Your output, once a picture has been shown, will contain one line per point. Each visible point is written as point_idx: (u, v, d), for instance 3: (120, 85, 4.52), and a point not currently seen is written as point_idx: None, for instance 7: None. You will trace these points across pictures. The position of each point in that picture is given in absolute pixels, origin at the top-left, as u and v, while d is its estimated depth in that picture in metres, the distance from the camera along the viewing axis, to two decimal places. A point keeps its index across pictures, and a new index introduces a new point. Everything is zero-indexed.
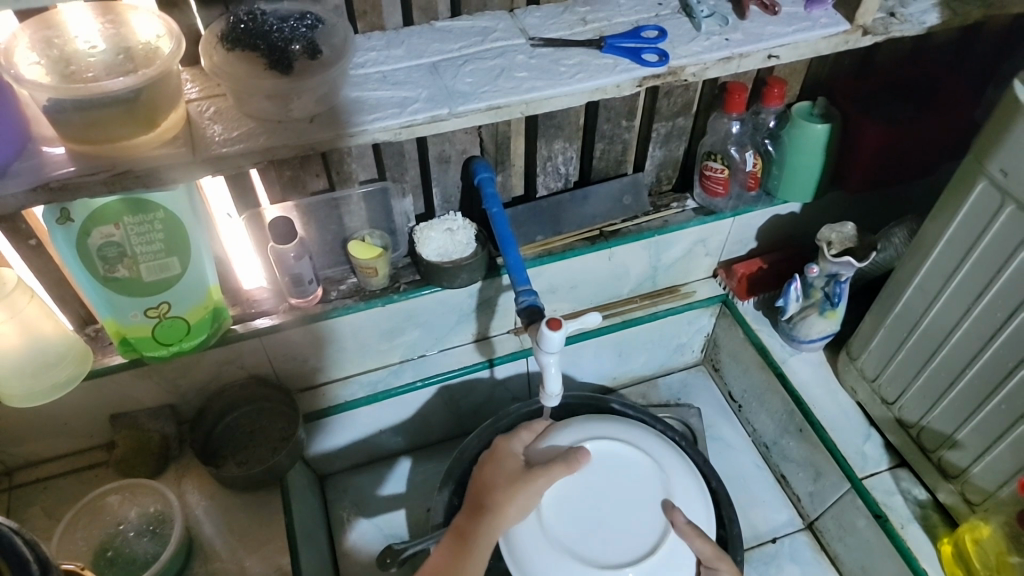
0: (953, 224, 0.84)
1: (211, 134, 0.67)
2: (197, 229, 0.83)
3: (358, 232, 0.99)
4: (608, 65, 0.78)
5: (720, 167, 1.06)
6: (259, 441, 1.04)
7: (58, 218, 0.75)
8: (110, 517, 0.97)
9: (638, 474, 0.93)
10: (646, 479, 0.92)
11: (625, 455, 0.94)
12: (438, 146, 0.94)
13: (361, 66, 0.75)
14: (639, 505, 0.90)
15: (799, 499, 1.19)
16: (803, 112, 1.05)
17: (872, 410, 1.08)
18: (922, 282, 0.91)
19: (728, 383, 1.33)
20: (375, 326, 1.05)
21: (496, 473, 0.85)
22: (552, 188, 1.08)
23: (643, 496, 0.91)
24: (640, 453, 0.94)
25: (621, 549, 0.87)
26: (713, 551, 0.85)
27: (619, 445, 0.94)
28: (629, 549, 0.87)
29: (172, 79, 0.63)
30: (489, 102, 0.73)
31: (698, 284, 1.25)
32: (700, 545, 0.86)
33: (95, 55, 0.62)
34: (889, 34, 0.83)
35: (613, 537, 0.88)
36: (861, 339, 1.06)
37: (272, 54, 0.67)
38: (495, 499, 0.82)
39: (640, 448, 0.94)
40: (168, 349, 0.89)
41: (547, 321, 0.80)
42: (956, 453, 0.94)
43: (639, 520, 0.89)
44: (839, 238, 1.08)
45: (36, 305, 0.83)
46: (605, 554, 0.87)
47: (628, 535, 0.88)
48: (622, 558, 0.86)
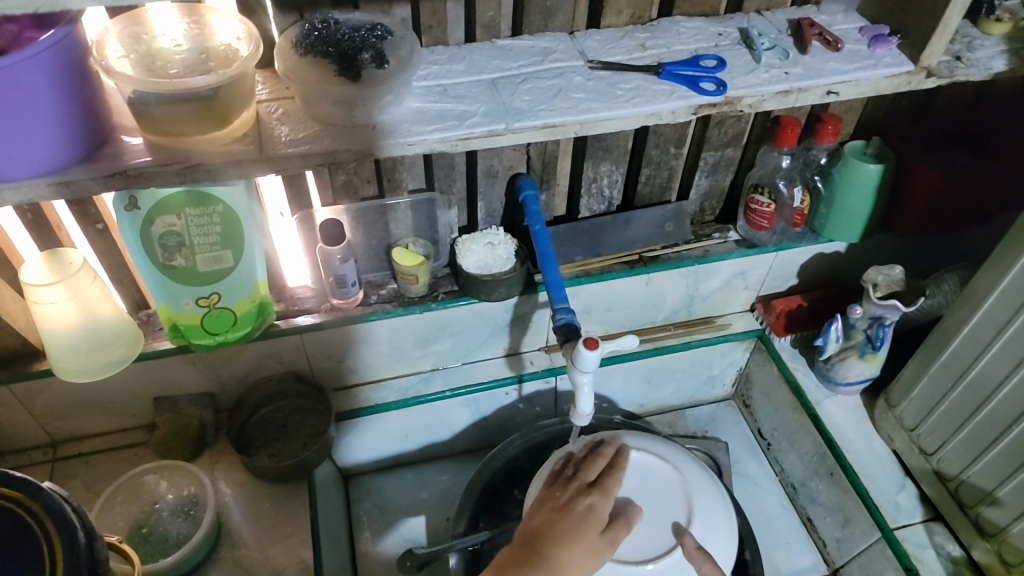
0: (1009, 275, 0.83)
1: (278, 135, 0.70)
2: (252, 223, 0.86)
3: (403, 239, 1.01)
4: (664, 91, 0.80)
5: (766, 201, 1.07)
6: (292, 436, 1.06)
7: (126, 204, 0.79)
8: (146, 496, 1.00)
9: (657, 475, 0.91)
10: (665, 481, 0.91)
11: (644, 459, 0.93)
12: (488, 160, 0.96)
13: (422, 79, 0.78)
14: (657, 505, 0.89)
15: (826, 544, 1.18)
16: (857, 150, 1.05)
17: (908, 460, 1.07)
18: (971, 333, 0.90)
19: (758, 420, 1.32)
20: (412, 332, 1.07)
21: (560, 525, 0.82)
22: (596, 210, 1.09)
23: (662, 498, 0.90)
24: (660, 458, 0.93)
25: (640, 547, 0.86)
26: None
27: (638, 450, 0.93)
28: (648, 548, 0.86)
29: (248, 80, 0.66)
30: (545, 121, 0.75)
31: (734, 317, 1.26)
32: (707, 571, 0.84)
33: (179, 53, 0.65)
34: (955, 76, 0.84)
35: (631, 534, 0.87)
36: (901, 386, 1.05)
37: (343, 61, 0.70)
38: (553, 552, 0.79)
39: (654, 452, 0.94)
40: (214, 338, 0.92)
41: (584, 340, 0.81)
42: (996, 510, 0.93)
43: (658, 521, 0.88)
44: (886, 281, 1.08)
45: (97, 287, 0.86)
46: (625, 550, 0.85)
47: (646, 535, 0.87)
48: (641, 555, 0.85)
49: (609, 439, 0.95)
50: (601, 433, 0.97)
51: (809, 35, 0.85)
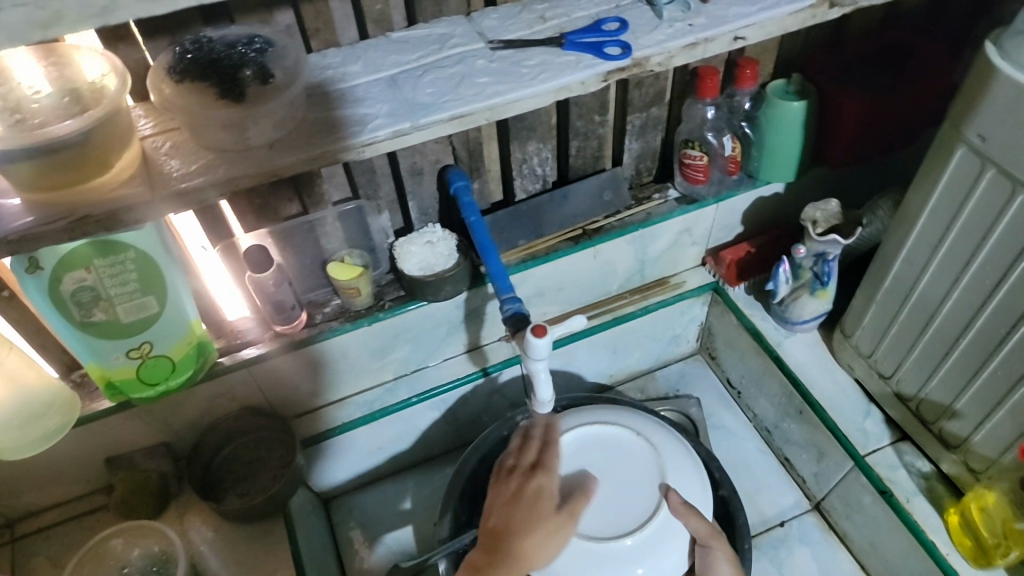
0: (936, 193, 0.82)
1: (169, 170, 0.66)
2: (170, 263, 0.81)
3: (337, 253, 0.97)
4: (571, 61, 0.77)
5: (698, 154, 1.04)
6: (258, 472, 1.03)
7: (27, 267, 0.74)
8: (114, 561, 0.95)
9: (628, 450, 0.91)
10: (635, 454, 0.91)
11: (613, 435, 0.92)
12: (409, 158, 0.92)
13: (319, 86, 0.74)
14: (632, 478, 0.89)
15: (805, 481, 1.18)
16: (779, 89, 1.04)
17: (870, 386, 1.06)
18: (910, 254, 0.89)
19: (725, 370, 1.31)
20: (365, 344, 1.03)
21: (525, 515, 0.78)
22: (531, 190, 1.06)
23: (636, 471, 0.89)
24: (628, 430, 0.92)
25: (617, 523, 0.85)
26: (709, 531, 0.84)
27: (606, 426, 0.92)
28: (626, 522, 0.85)
29: (123, 116, 0.63)
30: (452, 111, 0.72)
31: (688, 273, 1.24)
32: (695, 526, 0.84)
33: (40, 99, 0.61)
34: (857, 3, 0.82)
35: (607, 512, 0.86)
36: (854, 316, 1.04)
37: (224, 83, 0.66)
38: (523, 546, 0.76)
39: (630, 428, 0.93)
40: (154, 388, 0.88)
41: (532, 329, 0.78)
42: (957, 423, 0.93)
43: (633, 494, 0.87)
44: (824, 217, 1.07)
45: (15, 356, 0.82)
46: (605, 528, 0.85)
47: (624, 509, 0.86)
48: (619, 531, 0.84)
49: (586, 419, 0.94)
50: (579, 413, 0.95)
51: None
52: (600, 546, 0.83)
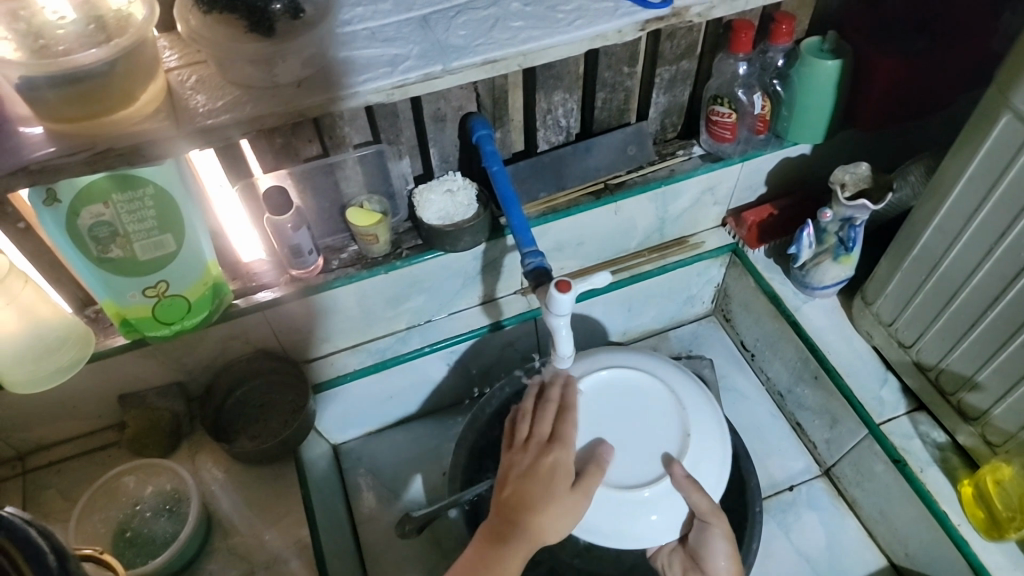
0: (974, 162, 0.81)
1: (194, 105, 0.66)
2: (190, 202, 0.80)
3: (356, 198, 0.96)
4: (608, 8, 0.75)
5: (727, 111, 1.02)
6: (270, 415, 1.03)
7: (44, 199, 0.72)
8: (126, 499, 0.97)
9: (649, 399, 0.90)
10: (657, 403, 0.90)
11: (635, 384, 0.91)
12: (434, 103, 0.90)
13: (347, 24, 0.73)
14: (652, 429, 0.88)
15: (816, 446, 1.18)
16: (813, 47, 1.01)
17: (888, 354, 1.05)
18: (941, 224, 0.88)
19: (740, 332, 1.31)
20: (381, 293, 1.02)
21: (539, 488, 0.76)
22: (554, 141, 1.04)
23: (656, 421, 0.89)
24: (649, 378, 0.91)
25: (636, 471, 0.85)
26: (709, 507, 0.83)
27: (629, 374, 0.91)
28: (644, 472, 0.85)
29: (149, 47, 0.61)
30: (484, 56, 0.70)
31: (707, 234, 1.22)
32: (696, 501, 0.82)
33: (64, 26, 0.58)
34: None
35: (625, 460, 0.86)
36: (877, 283, 1.03)
37: (252, 14, 0.62)
38: (540, 523, 0.75)
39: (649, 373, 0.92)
40: (169, 328, 0.87)
41: (556, 283, 0.77)
42: (977, 395, 0.92)
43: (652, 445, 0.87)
44: (853, 180, 1.05)
45: (31, 290, 0.81)
46: (623, 476, 0.85)
47: (642, 457, 0.86)
48: (637, 480, 0.84)
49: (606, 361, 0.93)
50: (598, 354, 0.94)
51: None
52: (616, 492, 0.83)
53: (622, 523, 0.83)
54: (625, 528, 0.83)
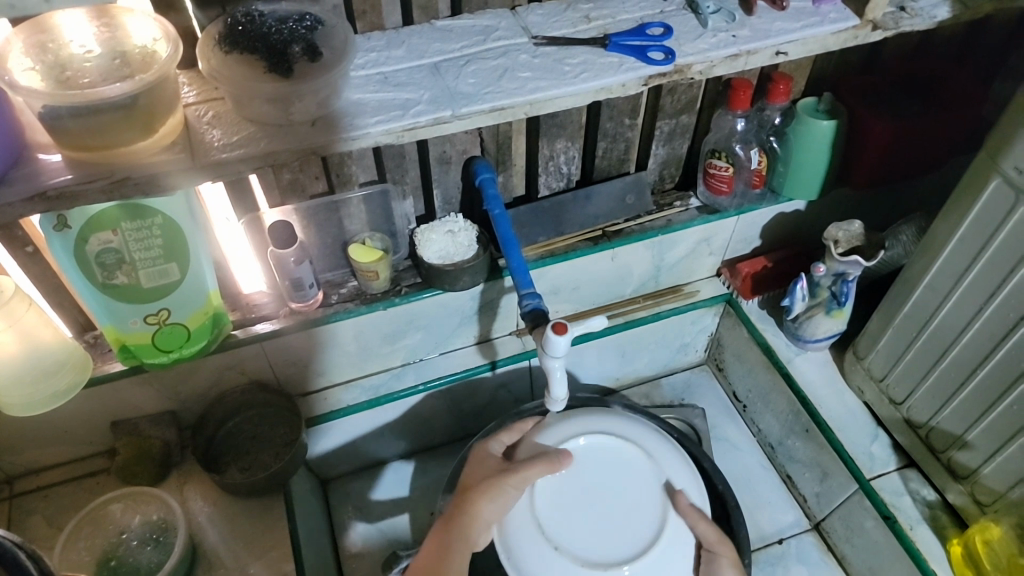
0: (964, 224, 0.83)
1: (210, 140, 0.68)
2: (195, 232, 0.81)
3: (358, 235, 0.98)
4: (613, 63, 0.78)
5: (724, 165, 1.05)
6: (261, 447, 1.02)
7: (55, 225, 0.74)
8: (113, 527, 0.96)
9: (629, 468, 0.91)
10: (638, 479, 0.90)
11: (617, 452, 0.92)
12: (439, 147, 0.92)
13: (361, 68, 0.76)
14: (636, 504, 0.88)
15: (806, 500, 1.18)
16: (809, 107, 1.04)
17: (879, 410, 1.07)
18: (931, 282, 0.90)
19: (732, 383, 1.32)
20: (377, 329, 1.03)
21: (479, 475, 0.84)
22: (555, 187, 1.06)
23: (636, 490, 0.89)
24: (627, 444, 0.92)
25: (616, 546, 0.86)
26: (716, 537, 0.85)
27: (606, 446, 0.91)
28: (625, 547, 0.85)
29: (171, 83, 0.64)
30: (492, 103, 0.74)
31: (702, 283, 1.24)
32: (703, 530, 0.85)
33: (91, 59, 0.62)
34: (901, 28, 0.83)
35: (605, 537, 0.86)
36: (868, 339, 1.04)
37: (271, 57, 0.66)
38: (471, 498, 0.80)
39: (634, 446, 0.92)
40: (168, 356, 0.88)
41: (552, 326, 0.79)
42: (967, 454, 0.93)
43: (633, 514, 0.87)
44: (846, 237, 1.07)
45: (35, 313, 0.82)
46: (607, 551, 0.85)
47: (623, 530, 0.87)
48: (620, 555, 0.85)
49: (597, 428, 0.93)
50: (587, 420, 0.94)
51: None
52: (598, 571, 0.84)
53: None
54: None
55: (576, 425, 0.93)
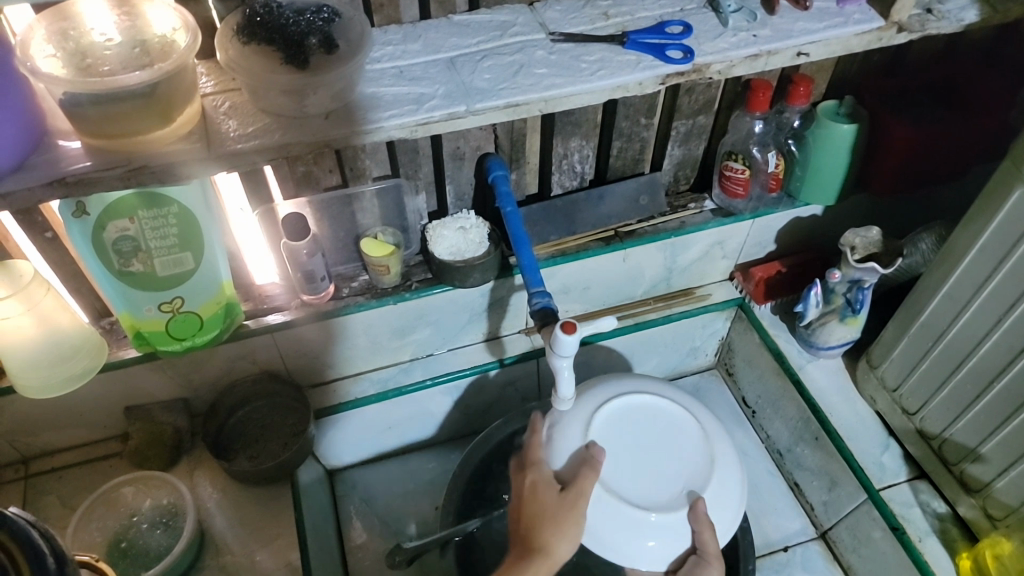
0: (986, 233, 0.82)
1: (226, 130, 0.69)
2: (212, 223, 0.82)
3: (371, 230, 0.98)
4: (631, 61, 0.78)
5: (740, 168, 1.04)
6: (270, 437, 1.03)
7: (74, 211, 0.75)
8: (124, 509, 0.97)
9: (679, 435, 0.89)
10: (689, 441, 0.89)
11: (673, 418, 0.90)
12: (454, 142, 0.93)
13: (377, 61, 0.76)
14: (679, 466, 0.87)
15: (813, 508, 1.18)
16: (829, 110, 1.03)
17: (891, 420, 1.06)
18: (950, 291, 0.89)
19: (741, 388, 1.32)
20: (388, 323, 1.04)
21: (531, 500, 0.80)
22: (568, 186, 1.06)
23: (681, 455, 0.88)
24: (685, 411, 0.91)
25: (652, 495, 0.84)
26: (715, 549, 0.82)
27: (667, 404, 0.91)
28: (659, 498, 0.84)
29: (189, 73, 0.65)
30: (507, 100, 0.74)
31: (714, 287, 1.24)
32: (705, 539, 0.82)
33: (111, 47, 0.64)
34: (926, 29, 0.83)
35: (643, 483, 0.85)
36: (882, 347, 1.04)
37: (289, 48, 0.67)
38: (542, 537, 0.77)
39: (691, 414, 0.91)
40: (180, 344, 0.89)
41: (562, 324, 0.79)
42: (979, 467, 0.93)
43: (672, 475, 0.86)
44: (864, 243, 1.07)
45: (52, 297, 0.83)
46: (636, 495, 0.84)
47: (660, 485, 0.85)
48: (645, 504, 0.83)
49: (661, 390, 0.93)
50: (653, 383, 0.94)
51: None
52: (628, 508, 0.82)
53: (613, 534, 0.82)
54: (620, 546, 0.82)
55: (642, 383, 0.93)
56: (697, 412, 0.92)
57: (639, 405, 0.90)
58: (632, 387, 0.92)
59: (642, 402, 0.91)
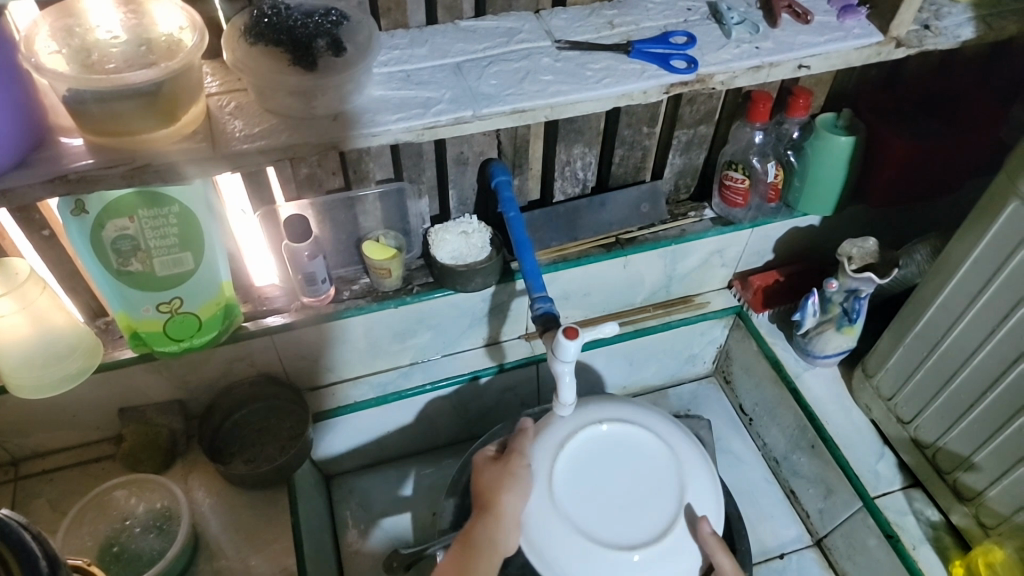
0: (981, 245, 0.82)
1: (231, 130, 0.68)
2: (212, 223, 0.82)
3: (373, 232, 0.98)
4: (636, 70, 0.78)
5: (740, 177, 1.04)
6: (268, 440, 1.03)
7: (73, 209, 0.75)
8: (116, 513, 0.96)
9: (655, 474, 0.87)
10: (664, 481, 0.87)
11: (637, 443, 0.89)
12: (457, 147, 0.92)
13: (383, 65, 0.76)
14: (649, 504, 0.85)
15: (809, 515, 1.18)
16: (827, 122, 1.03)
17: (886, 429, 1.06)
18: (945, 302, 0.89)
19: (739, 396, 1.31)
20: (388, 327, 1.03)
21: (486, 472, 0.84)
22: (570, 193, 1.06)
23: (650, 491, 0.86)
24: (665, 450, 0.89)
25: (610, 529, 0.83)
26: (734, 567, 0.80)
27: (650, 442, 0.89)
28: (615, 532, 0.83)
29: (194, 72, 0.65)
30: (513, 105, 0.74)
31: (713, 295, 1.24)
32: (720, 559, 0.80)
33: (116, 45, 0.63)
34: (925, 46, 0.83)
35: (605, 513, 0.84)
36: (878, 356, 1.04)
37: (296, 50, 0.67)
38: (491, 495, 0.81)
39: (672, 455, 0.88)
40: (179, 344, 0.88)
41: (563, 329, 0.79)
42: (972, 475, 0.93)
43: (638, 507, 0.85)
44: (860, 254, 1.07)
45: (48, 296, 0.83)
46: (598, 529, 0.83)
47: (621, 520, 0.84)
48: (604, 538, 0.82)
49: (652, 425, 0.91)
50: (646, 415, 0.92)
51: (779, 8, 0.84)
52: (579, 536, 0.82)
53: (562, 559, 0.81)
54: (570, 571, 0.81)
55: (634, 413, 0.92)
56: (673, 440, 0.90)
57: (622, 436, 0.89)
58: (620, 414, 0.91)
59: (625, 434, 0.89)
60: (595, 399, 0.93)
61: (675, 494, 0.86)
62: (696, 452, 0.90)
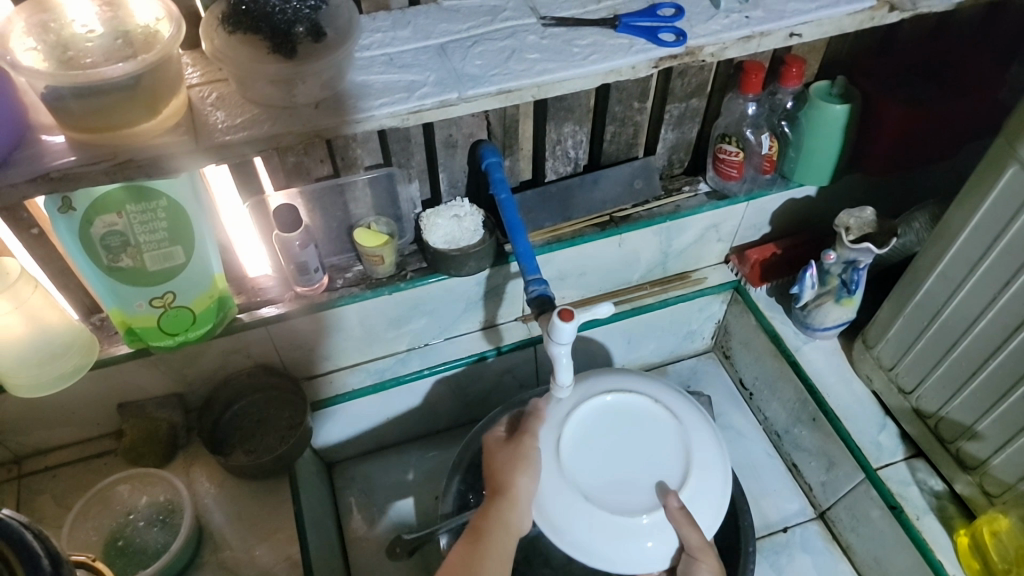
0: (981, 211, 0.81)
1: (214, 122, 0.68)
2: (201, 215, 0.81)
3: (364, 219, 0.97)
4: (623, 45, 0.77)
5: (733, 150, 1.03)
6: (268, 430, 1.03)
7: (59, 206, 0.74)
8: (119, 507, 0.96)
9: (664, 459, 0.86)
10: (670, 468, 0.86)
11: (646, 414, 0.89)
12: (445, 130, 0.91)
13: (366, 49, 0.75)
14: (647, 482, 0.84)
15: (811, 488, 1.18)
16: (822, 90, 1.01)
17: (887, 400, 1.06)
18: (945, 270, 0.89)
19: (738, 370, 1.31)
20: (383, 314, 1.03)
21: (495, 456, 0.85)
22: (562, 172, 1.05)
23: (654, 471, 0.85)
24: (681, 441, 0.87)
25: (601, 490, 0.83)
26: (699, 543, 0.80)
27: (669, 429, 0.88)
28: (604, 494, 0.83)
29: (173, 63, 0.64)
30: (499, 86, 0.73)
31: (709, 270, 1.23)
32: (687, 533, 0.80)
33: (92, 39, 0.62)
34: (919, 7, 0.80)
35: (601, 476, 0.85)
36: (878, 327, 1.04)
37: (274, 37, 0.65)
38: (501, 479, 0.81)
39: (687, 447, 0.87)
40: (174, 338, 0.88)
41: (558, 312, 0.78)
42: (975, 444, 0.93)
43: (636, 482, 0.84)
44: (858, 224, 1.06)
45: (41, 294, 0.82)
46: (589, 487, 0.84)
47: (615, 487, 0.84)
48: (591, 496, 0.83)
49: (678, 415, 0.90)
50: (675, 405, 0.91)
51: None
52: (567, 486, 0.83)
53: (547, 500, 0.82)
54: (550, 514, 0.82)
55: (664, 400, 0.91)
56: (695, 432, 0.89)
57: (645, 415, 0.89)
58: (650, 396, 0.91)
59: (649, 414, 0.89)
60: (630, 375, 0.94)
61: (677, 480, 0.84)
62: (716, 449, 0.88)
